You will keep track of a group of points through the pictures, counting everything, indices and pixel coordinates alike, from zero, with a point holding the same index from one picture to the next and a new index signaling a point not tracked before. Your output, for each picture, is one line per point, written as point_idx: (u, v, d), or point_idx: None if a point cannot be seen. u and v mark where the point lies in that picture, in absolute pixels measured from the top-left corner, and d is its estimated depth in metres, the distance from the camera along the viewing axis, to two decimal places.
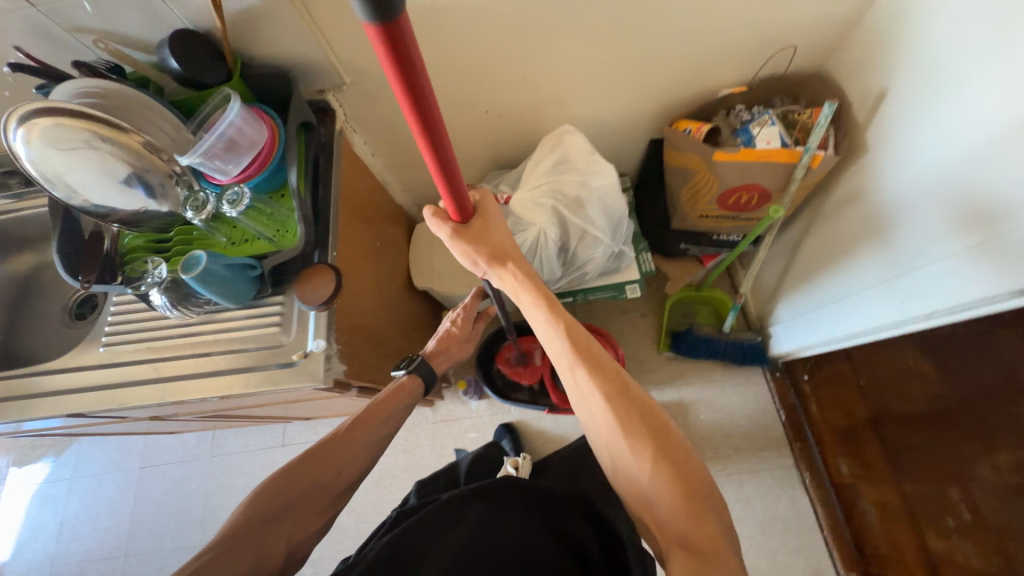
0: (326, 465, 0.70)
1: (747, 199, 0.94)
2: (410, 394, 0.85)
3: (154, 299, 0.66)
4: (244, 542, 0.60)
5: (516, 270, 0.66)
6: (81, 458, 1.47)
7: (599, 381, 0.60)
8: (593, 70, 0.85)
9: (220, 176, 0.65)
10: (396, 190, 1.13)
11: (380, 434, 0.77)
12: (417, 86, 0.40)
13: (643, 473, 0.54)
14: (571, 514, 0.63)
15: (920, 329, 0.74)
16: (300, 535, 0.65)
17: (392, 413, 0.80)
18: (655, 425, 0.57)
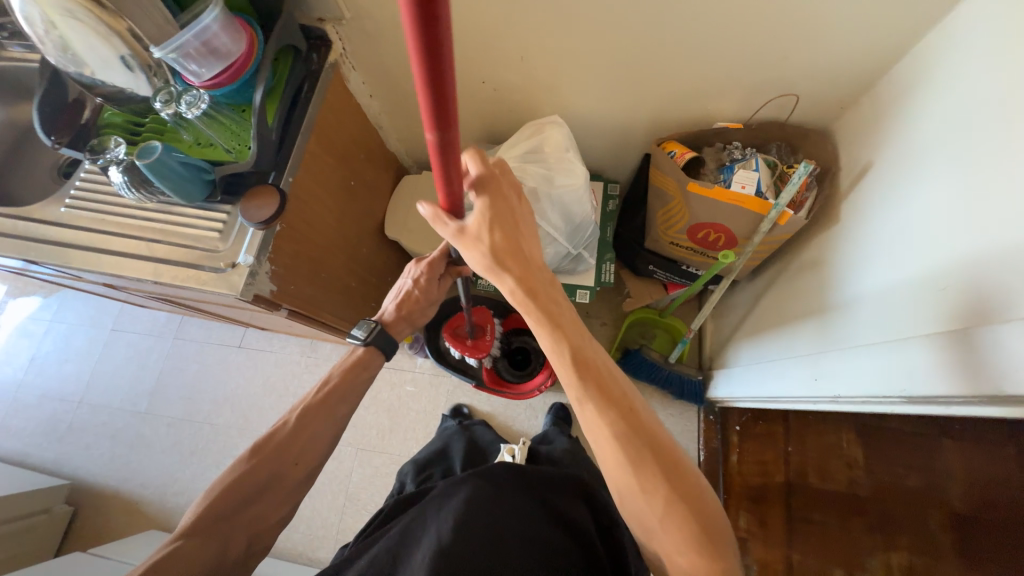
0: (286, 456, 0.70)
1: (715, 237, 0.93)
2: (367, 368, 0.80)
3: (112, 176, 0.70)
4: (208, 533, 0.63)
5: (516, 286, 0.60)
6: (62, 306, 1.59)
7: (610, 416, 0.56)
8: (594, 69, 0.84)
9: (194, 79, 0.68)
10: (392, 137, 1.15)
11: (332, 420, 0.75)
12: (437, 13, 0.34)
13: (658, 513, 0.54)
14: (566, 496, 0.71)
15: (826, 408, 0.74)
16: (261, 525, 0.68)
17: (346, 393, 0.77)
18: (673, 468, 0.55)
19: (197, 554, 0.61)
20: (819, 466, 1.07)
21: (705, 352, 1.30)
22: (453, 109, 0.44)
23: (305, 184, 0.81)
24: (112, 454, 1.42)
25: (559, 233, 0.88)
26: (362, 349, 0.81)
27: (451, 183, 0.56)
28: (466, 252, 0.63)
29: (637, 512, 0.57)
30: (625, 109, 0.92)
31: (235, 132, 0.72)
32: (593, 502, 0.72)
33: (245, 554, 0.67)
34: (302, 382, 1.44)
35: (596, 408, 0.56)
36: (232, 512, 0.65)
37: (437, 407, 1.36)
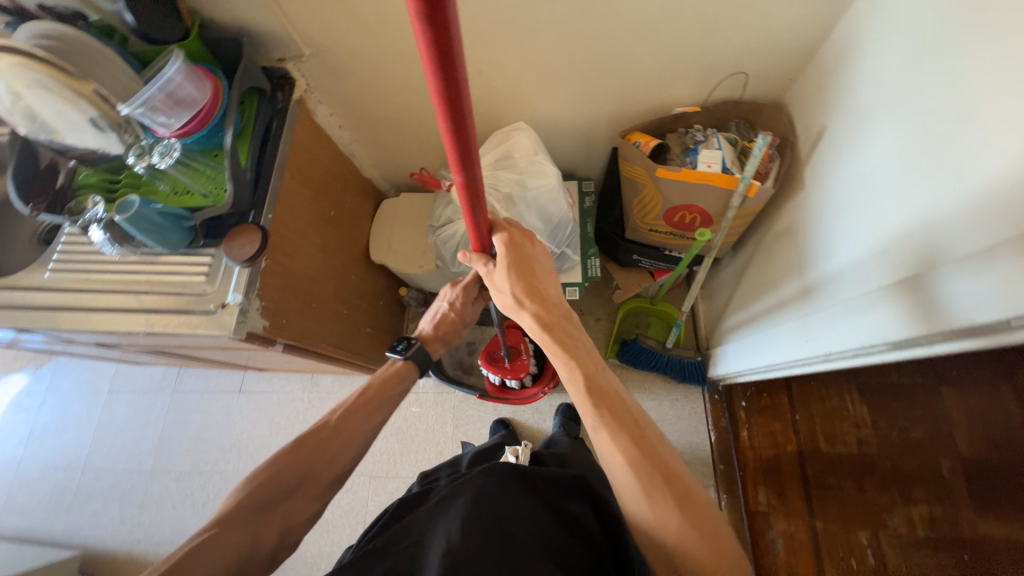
0: (323, 453, 0.70)
1: (691, 218, 0.95)
2: (404, 380, 0.83)
3: (94, 234, 0.72)
4: (239, 524, 0.62)
5: (536, 312, 0.68)
6: (56, 375, 1.57)
7: (623, 444, 0.59)
8: (551, 73, 0.87)
9: (164, 130, 0.69)
10: (366, 164, 1.17)
11: (369, 423, 0.76)
12: (456, 91, 0.37)
13: (670, 543, 0.54)
14: (569, 495, 0.72)
15: (825, 368, 0.75)
16: (293, 521, 0.66)
17: (385, 399, 0.79)
18: (684, 492, 0.57)
19: (227, 547, 0.59)
20: (826, 431, 1.08)
21: (701, 333, 1.31)
22: (480, 173, 0.49)
23: (285, 219, 0.82)
24: (122, 517, 1.40)
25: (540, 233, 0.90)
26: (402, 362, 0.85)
27: (481, 233, 0.63)
28: (495, 292, 0.72)
29: (653, 541, 0.57)
30: (587, 107, 0.95)
31: (210, 176, 0.74)
32: (597, 504, 0.73)
33: (274, 551, 0.64)
34: (307, 418, 1.43)
35: (608, 435, 0.60)
36: (265, 504, 0.64)
37: (445, 424, 1.36)
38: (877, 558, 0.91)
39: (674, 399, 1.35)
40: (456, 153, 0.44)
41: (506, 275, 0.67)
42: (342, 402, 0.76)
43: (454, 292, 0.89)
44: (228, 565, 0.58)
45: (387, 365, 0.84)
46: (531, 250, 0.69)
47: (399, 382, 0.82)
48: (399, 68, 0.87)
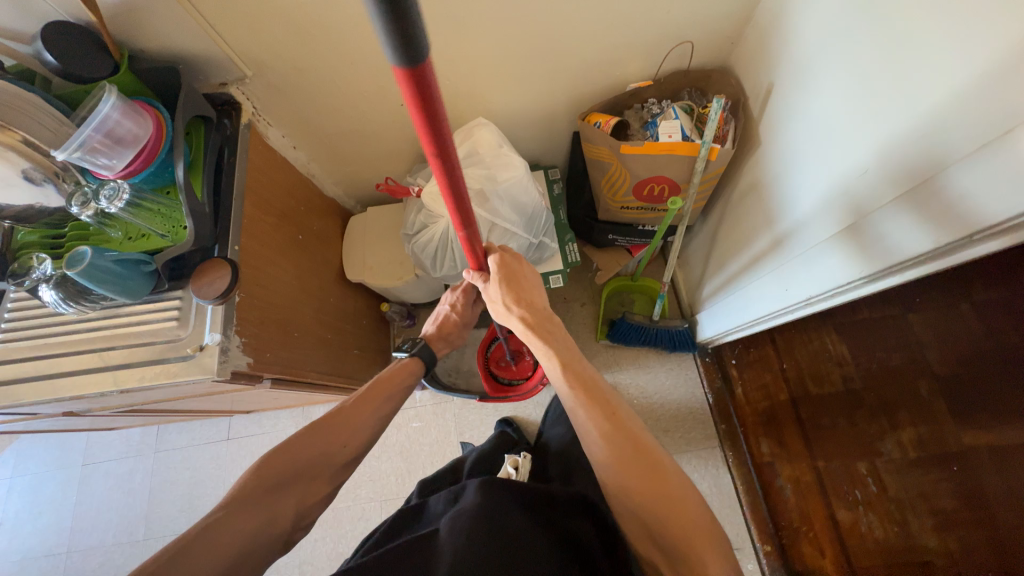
0: (337, 435, 0.68)
1: (659, 190, 0.98)
2: (413, 372, 0.83)
3: (44, 295, 0.66)
4: (252, 503, 0.58)
5: (523, 315, 0.73)
6: (20, 457, 1.45)
7: (595, 419, 0.66)
8: (503, 66, 0.87)
9: (107, 172, 0.65)
10: (328, 183, 1.14)
11: (382, 408, 0.75)
12: (438, 129, 0.41)
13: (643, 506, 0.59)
14: (570, 514, 0.72)
15: (804, 312, 0.79)
16: (309, 501, 0.63)
17: (393, 390, 0.78)
18: (656, 467, 0.61)
19: (241, 526, 0.55)
20: (812, 373, 1.14)
21: (684, 301, 1.35)
22: (465, 192, 0.54)
23: (253, 248, 0.79)
24: None
25: (517, 226, 0.90)
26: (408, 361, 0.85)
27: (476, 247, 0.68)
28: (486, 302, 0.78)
29: (634, 513, 0.60)
30: (543, 95, 0.95)
31: (166, 215, 0.69)
32: (599, 520, 0.73)
33: (289, 535, 0.60)
34: None
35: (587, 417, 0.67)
36: (284, 482, 0.61)
37: (448, 433, 1.34)
38: (877, 484, 0.96)
39: (668, 369, 1.38)
40: (444, 179, 0.49)
41: (497, 286, 0.74)
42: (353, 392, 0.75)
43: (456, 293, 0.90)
44: (249, 539, 0.55)
45: (393, 361, 0.82)
46: (519, 266, 0.77)
47: (406, 374, 0.81)
48: (348, 78, 0.85)
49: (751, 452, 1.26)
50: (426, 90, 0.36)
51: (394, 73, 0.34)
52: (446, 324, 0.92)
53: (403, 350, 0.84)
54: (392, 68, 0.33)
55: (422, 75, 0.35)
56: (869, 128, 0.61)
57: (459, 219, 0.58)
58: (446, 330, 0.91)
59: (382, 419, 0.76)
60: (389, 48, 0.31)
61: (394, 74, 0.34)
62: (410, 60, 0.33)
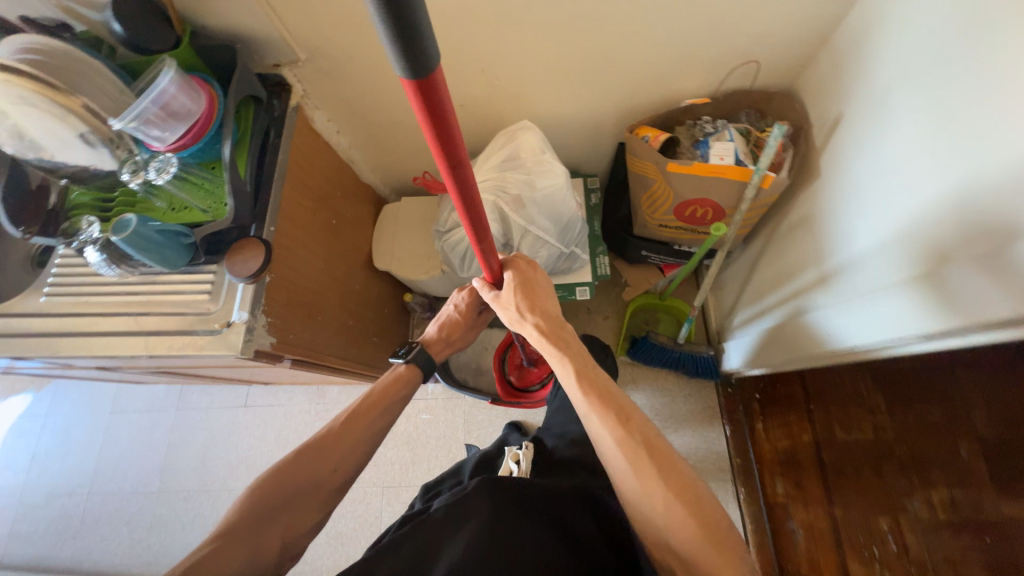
0: (326, 460, 0.69)
1: (702, 212, 0.94)
2: (409, 384, 0.83)
3: (90, 256, 0.68)
4: (239, 537, 0.60)
5: (538, 324, 0.72)
6: (54, 399, 1.54)
7: (610, 427, 0.63)
8: (556, 70, 0.84)
9: (157, 144, 0.66)
10: (366, 170, 1.14)
11: (374, 426, 0.75)
12: (450, 141, 0.41)
13: (659, 513, 0.57)
14: (572, 510, 0.69)
15: (848, 360, 0.74)
16: (297, 529, 0.65)
17: (386, 407, 0.78)
18: (670, 469, 0.59)
19: (226, 564, 0.57)
20: (841, 420, 1.06)
21: (712, 327, 1.29)
22: (479, 204, 0.53)
23: (288, 230, 0.79)
24: (130, 542, 1.37)
25: (550, 234, 0.88)
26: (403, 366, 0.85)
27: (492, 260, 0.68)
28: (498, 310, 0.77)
29: (647, 517, 0.59)
30: (593, 102, 0.92)
31: (209, 190, 0.71)
32: (600, 513, 0.70)
33: (278, 562, 0.63)
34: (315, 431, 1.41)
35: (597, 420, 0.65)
36: (270, 513, 0.63)
37: (456, 430, 1.34)
38: (900, 546, 0.88)
39: (686, 395, 1.34)
40: (458, 193, 0.49)
41: (513, 295, 0.73)
42: (344, 409, 0.75)
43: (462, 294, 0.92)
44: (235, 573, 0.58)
45: (389, 372, 0.83)
46: (536, 274, 0.76)
47: (401, 389, 0.81)
48: None
49: (766, 491, 1.24)
50: (437, 105, 0.36)
51: (403, 84, 0.33)
52: (445, 327, 0.92)
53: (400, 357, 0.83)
54: (401, 80, 0.32)
55: (431, 85, 0.34)
56: (949, 174, 0.55)
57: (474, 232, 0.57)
58: (449, 332, 0.91)
59: (375, 436, 0.76)
60: (397, 58, 0.30)
61: (403, 85, 0.33)
62: (419, 72, 0.32)
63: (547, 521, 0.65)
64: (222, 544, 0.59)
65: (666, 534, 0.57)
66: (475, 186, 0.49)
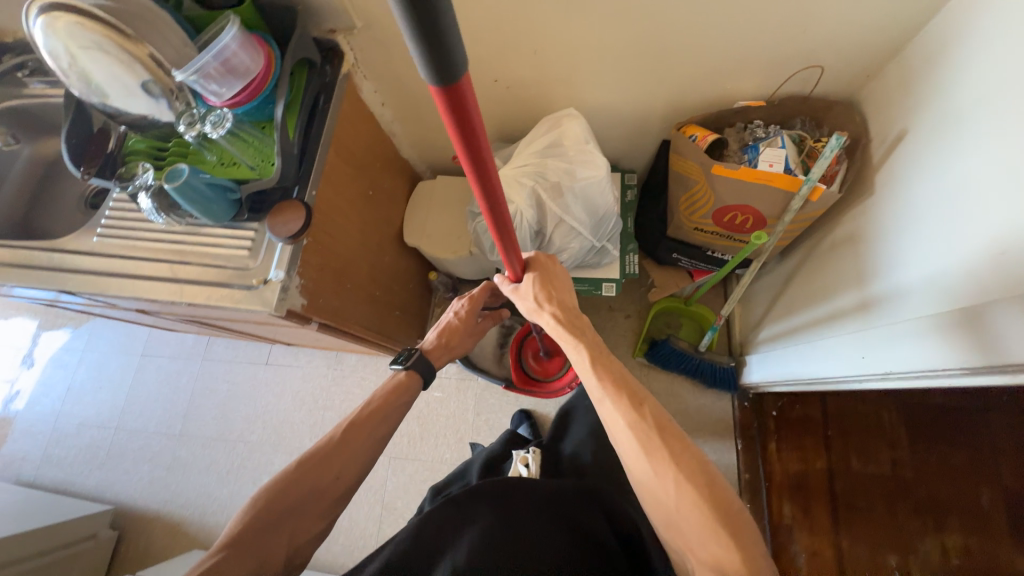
0: (326, 472, 0.76)
1: (742, 219, 0.91)
2: (405, 393, 0.88)
3: (141, 202, 0.71)
4: (249, 543, 0.68)
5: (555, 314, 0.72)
6: (93, 336, 1.63)
7: (624, 413, 0.63)
8: (609, 59, 0.82)
9: (214, 99, 0.68)
10: (405, 144, 1.15)
11: (371, 438, 0.81)
12: (477, 146, 0.41)
13: (671, 499, 0.57)
14: (580, 506, 0.70)
15: (876, 386, 0.72)
16: (302, 535, 0.73)
17: (386, 416, 0.84)
18: (684, 454, 0.58)
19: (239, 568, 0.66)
20: (859, 449, 1.04)
21: (735, 339, 1.27)
22: (504, 208, 0.52)
23: (327, 196, 0.81)
24: (149, 478, 1.45)
25: (584, 225, 0.87)
26: (403, 374, 0.90)
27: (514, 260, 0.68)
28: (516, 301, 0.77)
29: (660, 506, 0.59)
30: (642, 95, 0.90)
31: (258, 148, 0.73)
32: (609, 509, 0.71)
33: (287, 562, 0.72)
34: (330, 394, 1.45)
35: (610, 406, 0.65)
36: (277, 519, 0.71)
37: (464, 411, 1.36)
38: None
39: (699, 403, 1.32)
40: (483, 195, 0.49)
41: (532, 285, 0.74)
42: (346, 418, 0.82)
43: (462, 302, 0.98)
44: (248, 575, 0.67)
45: (391, 378, 0.88)
46: (557, 268, 0.76)
47: (402, 396, 0.87)
48: None
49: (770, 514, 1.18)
50: (462, 111, 0.36)
51: (431, 89, 0.33)
52: (446, 336, 0.96)
53: (399, 364, 0.87)
54: (428, 84, 0.32)
55: (459, 91, 0.33)
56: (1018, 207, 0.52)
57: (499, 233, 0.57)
58: (448, 337, 0.95)
59: (374, 445, 0.83)
60: (424, 63, 0.30)
61: (431, 89, 0.33)
62: (447, 78, 0.31)
63: (552, 521, 0.68)
64: (235, 547, 0.68)
65: (678, 523, 0.57)
66: (499, 190, 0.49)
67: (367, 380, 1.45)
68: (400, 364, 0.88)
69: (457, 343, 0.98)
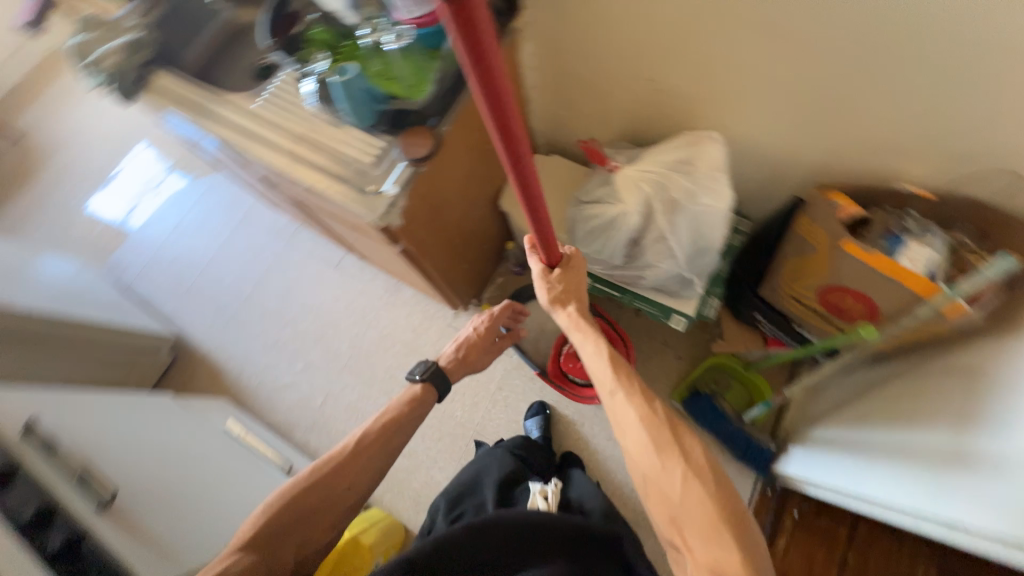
0: (344, 477, 0.85)
1: (851, 307, 0.85)
2: (422, 404, 0.96)
3: (306, 88, 0.79)
4: (263, 544, 0.76)
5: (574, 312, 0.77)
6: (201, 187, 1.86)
7: (636, 407, 0.69)
8: (776, 93, 0.78)
9: (400, 14, 0.73)
10: (534, 114, 1.17)
11: (384, 449, 0.88)
12: (498, 89, 0.43)
13: (678, 496, 0.62)
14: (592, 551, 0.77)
15: (947, 539, 0.66)
16: (311, 542, 0.80)
17: (401, 428, 0.92)
18: (694, 450, 0.65)
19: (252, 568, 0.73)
20: None
21: (783, 424, 1.18)
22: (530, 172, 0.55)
23: (455, 134, 0.85)
24: (211, 321, 1.64)
25: (681, 249, 0.83)
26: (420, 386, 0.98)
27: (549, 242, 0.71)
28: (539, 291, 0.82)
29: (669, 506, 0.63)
30: (794, 141, 0.85)
31: (417, 72, 0.76)
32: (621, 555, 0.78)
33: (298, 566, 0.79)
34: (378, 317, 1.55)
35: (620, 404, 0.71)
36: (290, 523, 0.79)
37: (488, 378, 1.39)
38: None
39: None
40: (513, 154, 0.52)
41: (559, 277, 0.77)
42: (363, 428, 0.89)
43: (482, 320, 1.06)
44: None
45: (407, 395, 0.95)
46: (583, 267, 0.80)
47: (417, 408, 0.94)
48: (621, 30, 0.83)
49: None
50: (473, 41, 0.39)
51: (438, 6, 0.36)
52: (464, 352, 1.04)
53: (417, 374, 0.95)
54: None
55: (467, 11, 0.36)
56: None
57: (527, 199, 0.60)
58: (463, 352, 1.04)
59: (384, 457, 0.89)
60: None
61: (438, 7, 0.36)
62: None
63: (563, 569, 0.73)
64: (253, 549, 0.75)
65: (685, 525, 0.61)
66: (517, 116, 0.48)
67: (414, 316, 1.53)
68: (417, 375, 0.96)
69: (472, 358, 1.05)
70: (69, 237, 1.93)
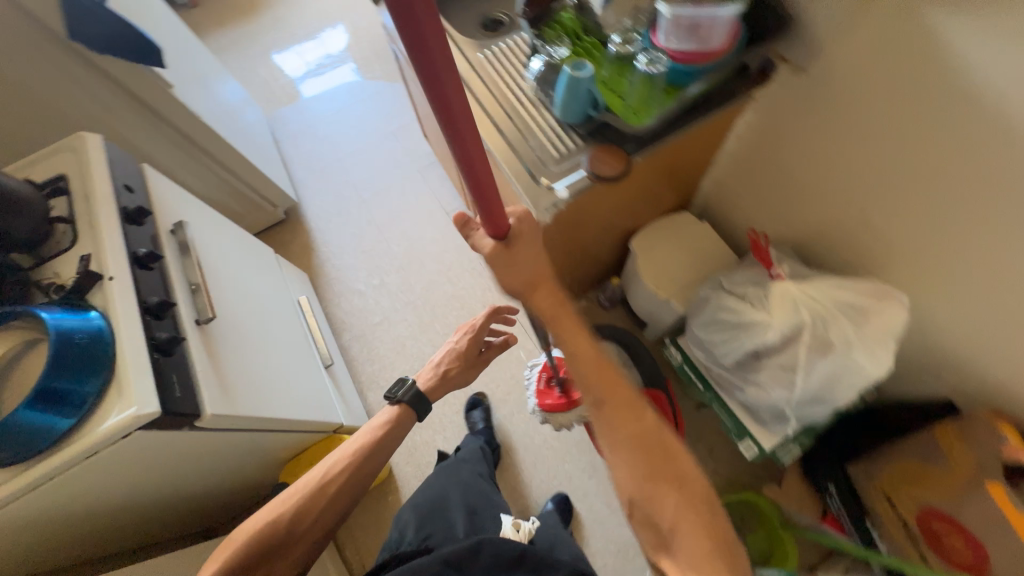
0: (319, 500, 1.02)
1: (953, 543, 0.80)
2: (402, 422, 1.16)
3: (535, 63, 0.82)
4: (273, 534, 0.95)
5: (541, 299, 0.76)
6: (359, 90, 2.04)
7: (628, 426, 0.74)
8: (1003, 291, 0.69)
9: (660, 39, 0.71)
10: (711, 176, 1.13)
11: (377, 458, 1.10)
12: (423, 39, 0.39)
13: (667, 518, 0.68)
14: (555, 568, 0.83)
15: None
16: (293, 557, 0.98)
17: (385, 440, 1.12)
18: (682, 468, 0.72)
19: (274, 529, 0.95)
20: None
21: None
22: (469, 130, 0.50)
23: (642, 166, 0.83)
24: (326, 206, 1.79)
25: (803, 387, 0.77)
26: (396, 408, 1.16)
27: (494, 212, 0.65)
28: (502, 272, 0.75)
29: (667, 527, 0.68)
30: (989, 347, 0.75)
31: (644, 98, 0.74)
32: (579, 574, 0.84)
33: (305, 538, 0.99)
34: (462, 277, 1.60)
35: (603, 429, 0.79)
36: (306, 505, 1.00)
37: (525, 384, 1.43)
38: None
39: None
40: (449, 107, 0.47)
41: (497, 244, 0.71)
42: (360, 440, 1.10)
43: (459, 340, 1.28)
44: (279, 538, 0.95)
45: (386, 418, 1.15)
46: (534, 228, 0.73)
47: (397, 427, 1.14)
48: (862, 147, 0.76)
49: None
50: None
51: None
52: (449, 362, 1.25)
53: (392, 399, 1.16)
54: None
55: None
56: None
57: (471, 164, 0.55)
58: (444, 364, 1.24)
59: (375, 464, 1.10)
60: None
61: None
62: None
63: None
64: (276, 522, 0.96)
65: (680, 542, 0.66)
66: (477, 146, 0.53)
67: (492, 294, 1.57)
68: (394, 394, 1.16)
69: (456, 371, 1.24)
70: (258, 78, 2.17)
